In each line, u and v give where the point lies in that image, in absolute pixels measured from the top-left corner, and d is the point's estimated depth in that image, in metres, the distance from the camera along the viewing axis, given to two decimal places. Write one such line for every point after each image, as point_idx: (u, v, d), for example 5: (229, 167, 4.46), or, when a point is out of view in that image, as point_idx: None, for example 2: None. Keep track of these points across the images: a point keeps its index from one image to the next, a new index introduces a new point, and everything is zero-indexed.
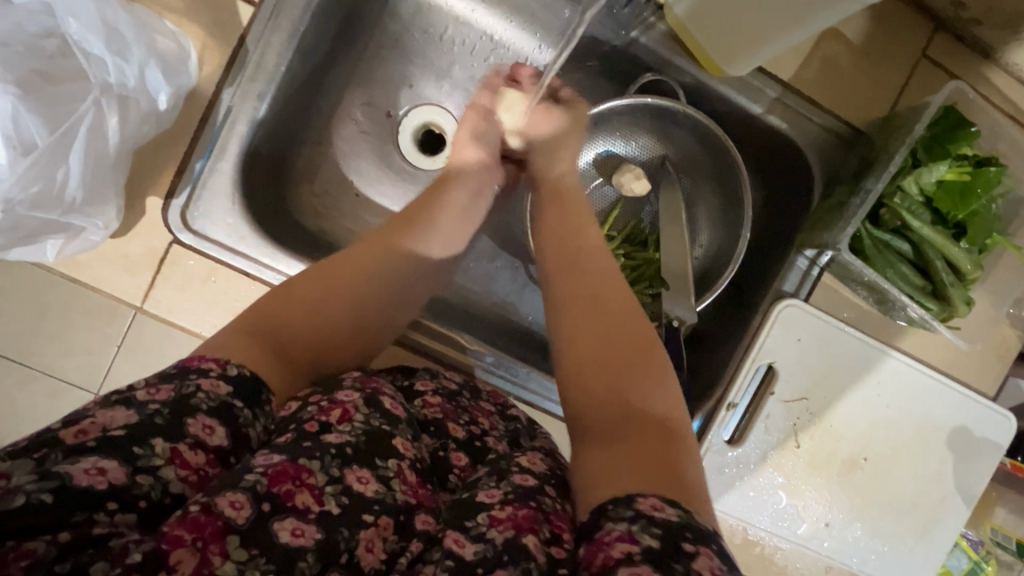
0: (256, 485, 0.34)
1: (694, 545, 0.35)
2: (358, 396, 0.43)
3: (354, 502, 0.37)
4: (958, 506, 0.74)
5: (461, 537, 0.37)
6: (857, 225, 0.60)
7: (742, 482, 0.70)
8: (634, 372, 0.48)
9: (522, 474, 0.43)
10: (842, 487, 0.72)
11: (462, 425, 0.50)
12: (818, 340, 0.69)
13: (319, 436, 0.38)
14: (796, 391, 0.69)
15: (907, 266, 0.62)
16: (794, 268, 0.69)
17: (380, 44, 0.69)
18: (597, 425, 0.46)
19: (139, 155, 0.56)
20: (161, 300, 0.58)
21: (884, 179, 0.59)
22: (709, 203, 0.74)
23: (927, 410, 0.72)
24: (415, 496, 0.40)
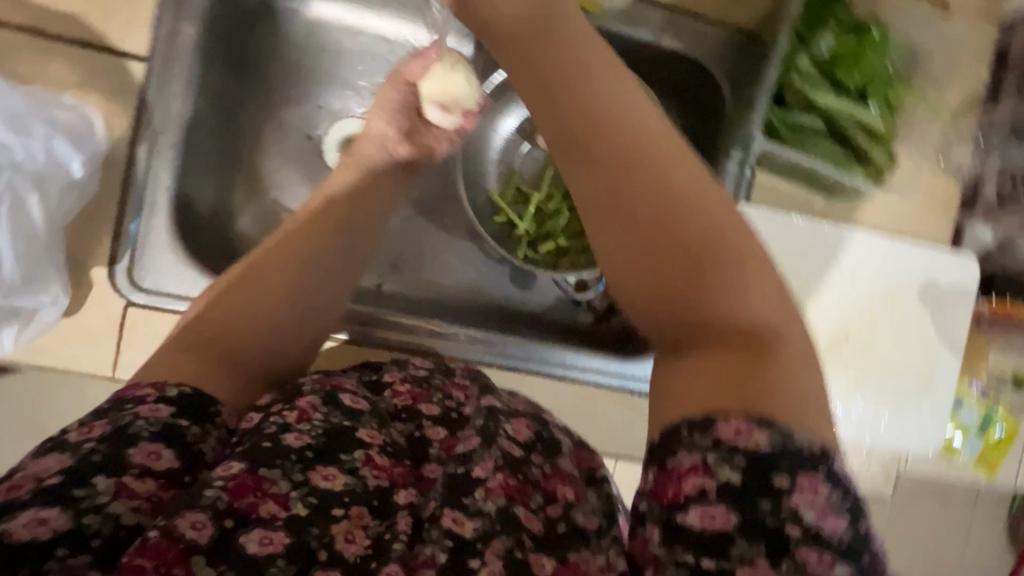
0: (217, 502, 0.36)
1: (789, 476, 0.36)
2: (315, 398, 0.43)
3: (323, 501, 0.38)
4: (949, 358, 0.75)
5: (460, 515, 0.40)
6: (764, 112, 0.62)
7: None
8: (700, 272, 0.45)
9: (508, 439, 0.44)
10: (833, 367, 0.74)
11: (436, 402, 0.49)
12: (767, 236, 0.71)
13: (278, 435, 0.40)
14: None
15: (824, 139, 0.63)
16: (727, 174, 0.70)
17: (282, 72, 0.71)
18: (673, 329, 0.46)
19: (74, 232, 0.58)
20: (132, 362, 0.60)
21: (777, 64, 0.61)
22: None
23: (892, 274, 0.74)
24: (389, 479, 0.42)
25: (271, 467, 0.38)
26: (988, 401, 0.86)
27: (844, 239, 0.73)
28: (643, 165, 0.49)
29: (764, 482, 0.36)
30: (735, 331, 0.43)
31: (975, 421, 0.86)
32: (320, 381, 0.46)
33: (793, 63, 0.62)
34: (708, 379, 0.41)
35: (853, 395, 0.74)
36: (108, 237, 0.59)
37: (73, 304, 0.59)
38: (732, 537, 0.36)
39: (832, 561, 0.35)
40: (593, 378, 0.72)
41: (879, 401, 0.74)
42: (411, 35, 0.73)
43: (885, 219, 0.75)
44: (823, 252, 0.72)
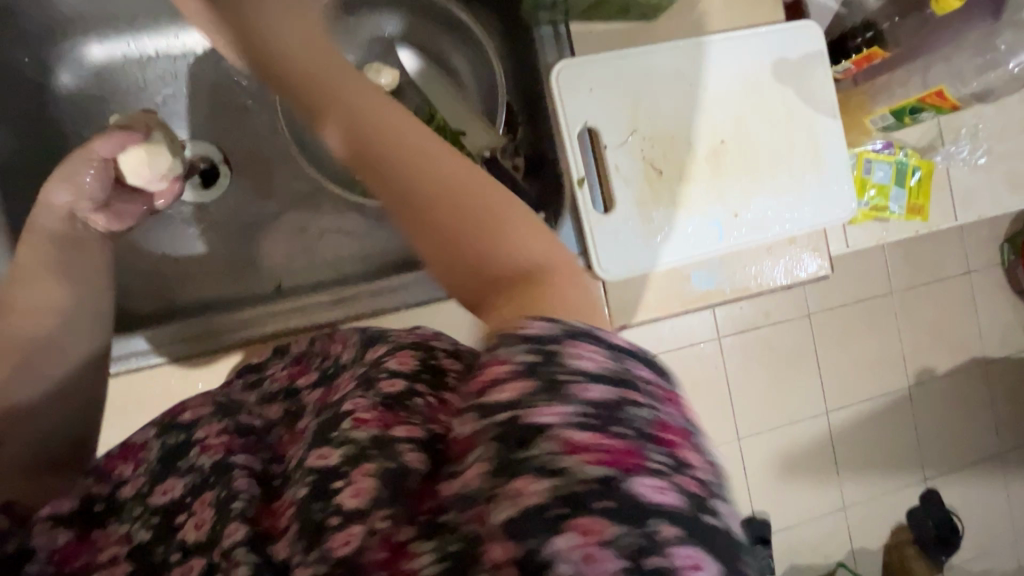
0: (43, 571, 0.35)
1: (573, 358, 0.28)
2: (151, 433, 0.44)
3: (163, 514, 0.38)
4: (827, 123, 0.76)
5: (324, 449, 0.34)
6: None
7: (641, 236, 0.70)
8: (423, 155, 0.42)
9: (374, 359, 0.41)
10: (722, 174, 0.73)
11: (314, 369, 0.48)
12: (604, 78, 0.69)
13: (114, 492, 0.41)
14: (623, 131, 0.70)
15: None
16: (543, 39, 0.70)
17: (88, 126, 0.70)
18: (405, 204, 0.42)
19: None
20: None
21: None
22: (452, 51, 0.77)
23: (737, 66, 0.73)
24: (230, 453, 0.40)
25: (105, 524, 0.39)
26: (896, 154, 0.90)
27: (680, 50, 0.72)
28: (335, 80, 0.47)
29: (558, 369, 0.28)
30: (447, 197, 0.40)
31: (891, 176, 0.89)
32: (167, 413, 0.47)
33: None
34: (437, 244, 0.40)
35: (750, 192, 0.74)
36: None
37: None
38: (540, 417, 0.26)
39: (603, 392, 0.28)
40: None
41: (778, 186, 0.75)
42: (204, 42, 0.73)
43: (711, 21, 0.75)
44: (663, 71, 0.71)
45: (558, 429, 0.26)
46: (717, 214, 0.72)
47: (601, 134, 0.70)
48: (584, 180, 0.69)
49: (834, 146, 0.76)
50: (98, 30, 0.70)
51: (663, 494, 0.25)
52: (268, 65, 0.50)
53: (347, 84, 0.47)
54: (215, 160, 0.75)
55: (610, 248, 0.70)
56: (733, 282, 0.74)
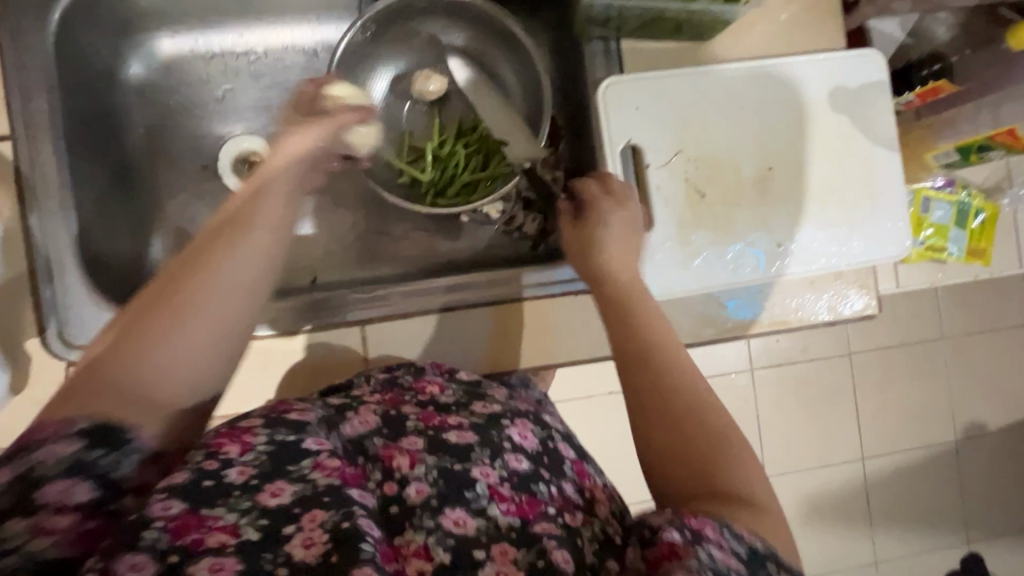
0: (158, 541, 0.37)
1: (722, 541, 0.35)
2: (258, 422, 0.47)
3: (276, 513, 0.39)
4: (886, 155, 0.73)
5: (461, 516, 0.44)
6: None
7: (673, 259, 0.69)
8: (711, 435, 0.41)
9: (511, 450, 0.49)
10: (766, 201, 0.71)
11: (413, 403, 0.54)
12: (653, 96, 0.69)
13: (220, 472, 0.41)
14: (667, 151, 0.69)
15: None
16: (593, 55, 0.70)
17: (156, 116, 0.75)
18: (679, 472, 0.40)
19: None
20: None
21: None
22: (497, 58, 0.77)
23: (792, 92, 0.72)
24: (341, 478, 0.43)
25: (213, 505, 0.39)
26: (959, 193, 0.86)
27: (734, 74, 0.70)
28: (668, 374, 0.45)
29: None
30: (713, 460, 0.40)
31: (952, 216, 0.85)
32: (271, 408, 0.51)
33: None
34: (671, 440, 0.41)
35: (795, 221, 0.71)
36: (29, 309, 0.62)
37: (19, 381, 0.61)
38: None
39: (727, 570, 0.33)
40: (549, 291, 0.70)
41: (826, 217, 0.72)
42: (266, 40, 0.76)
43: (762, 45, 0.73)
44: (715, 92, 0.70)
45: None
46: (758, 241, 0.70)
47: (645, 152, 0.69)
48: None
49: (892, 179, 0.73)
50: (171, 25, 0.73)
51: None
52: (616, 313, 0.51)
53: (662, 365, 0.45)
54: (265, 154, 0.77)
55: (640, 268, 0.69)
56: (766, 313, 0.71)
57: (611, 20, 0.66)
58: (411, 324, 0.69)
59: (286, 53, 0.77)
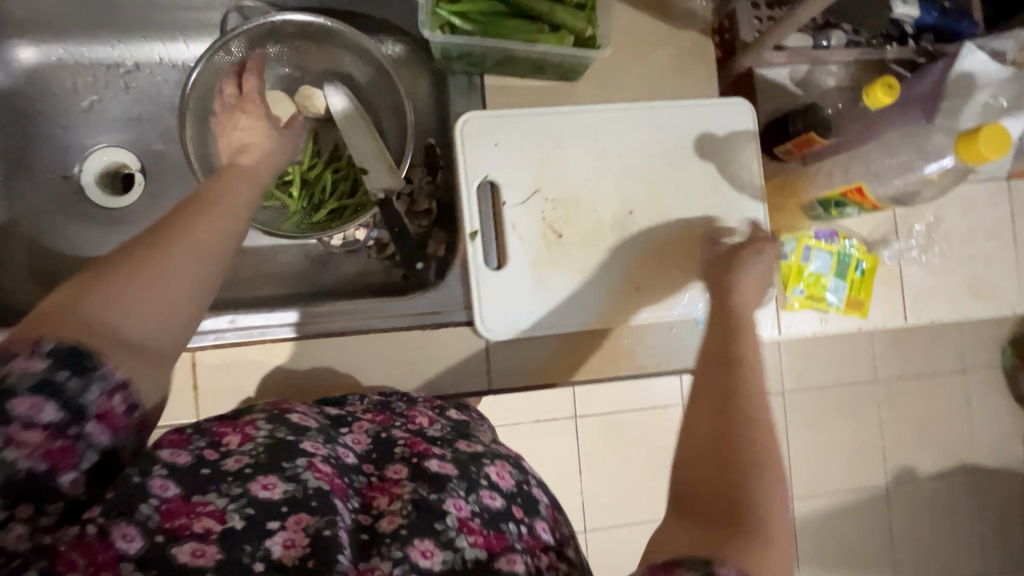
0: (149, 519, 0.35)
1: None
2: (259, 416, 0.43)
3: (262, 509, 0.36)
4: (751, 203, 0.73)
5: (428, 547, 0.39)
6: (437, 13, 0.61)
7: (522, 296, 0.68)
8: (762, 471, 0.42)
9: (488, 490, 0.45)
10: (622, 243, 0.70)
11: (401, 426, 0.52)
12: (511, 135, 0.68)
13: (215, 461, 0.38)
14: (525, 188, 0.68)
15: (513, 20, 0.62)
16: (455, 88, 0.70)
17: (21, 126, 0.74)
18: (696, 506, 0.41)
19: None
20: None
21: None
22: (370, 86, 0.76)
23: (656, 135, 0.71)
24: (330, 483, 0.40)
25: (206, 491, 0.37)
26: (839, 243, 0.84)
27: (597, 115, 0.70)
28: (744, 420, 0.44)
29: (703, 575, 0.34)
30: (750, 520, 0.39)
31: (830, 267, 0.84)
32: (273, 405, 0.48)
33: None
34: (707, 492, 0.42)
35: (650, 264, 0.70)
36: None
37: None
38: None
39: None
40: (401, 322, 0.69)
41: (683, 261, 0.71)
42: (139, 56, 0.76)
43: (632, 88, 0.74)
44: (580, 133, 0.70)
45: None
46: (610, 283, 0.69)
47: (503, 189, 0.68)
48: (475, 231, 0.67)
49: (750, 231, 0.71)
50: (41, 38, 0.73)
51: None
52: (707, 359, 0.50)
53: (747, 403, 0.46)
54: (133, 168, 0.76)
55: (486, 304, 0.67)
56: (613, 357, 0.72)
57: (467, 55, 0.65)
58: (252, 349, 0.67)
59: (159, 68, 0.76)
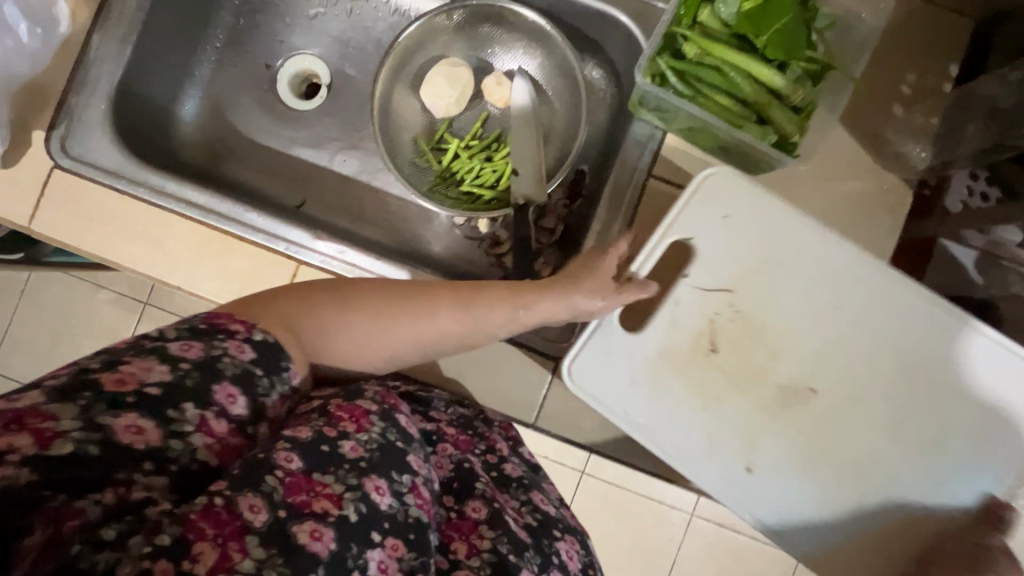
0: (273, 492, 0.37)
1: None
2: (374, 406, 0.46)
3: (373, 519, 0.39)
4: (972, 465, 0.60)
5: None
6: (658, 63, 0.60)
7: (630, 402, 0.61)
8: None
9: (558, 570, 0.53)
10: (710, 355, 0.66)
11: (480, 459, 0.59)
12: (735, 217, 0.61)
13: (335, 441, 0.42)
14: (708, 285, 0.61)
15: (728, 98, 0.60)
16: (635, 134, 0.68)
17: (252, 8, 0.81)
18: None
19: (21, 98, 0.67)
20: (47, 219, 0.67)
21: (672, 18, 0.60)
22: (555, 98, 0.77)
23: (896, 328, 0.60)
24: (425, 511, 0.43)
25: (324, 472, 0.40)
26: None
27: (850, 266, 0.61)
28: None
29: None
30: None
31: None
32: (383, 394, 0.49)
33: (699, 20, 0.60)
34: None
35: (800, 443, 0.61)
36: (51, 103, 0.68)
37: (13, 159, 0.67)
38: None
39: None
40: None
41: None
42: None
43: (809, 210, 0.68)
44: (795, 264, 0.61)
45: None
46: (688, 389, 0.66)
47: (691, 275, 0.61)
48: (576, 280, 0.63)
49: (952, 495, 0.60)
50: None
51: None
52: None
53: None
54: (324, 81, 0.83)
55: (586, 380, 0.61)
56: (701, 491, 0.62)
57: (658, 109, 0.63)
58: None
59: (381, 6, 0.81)
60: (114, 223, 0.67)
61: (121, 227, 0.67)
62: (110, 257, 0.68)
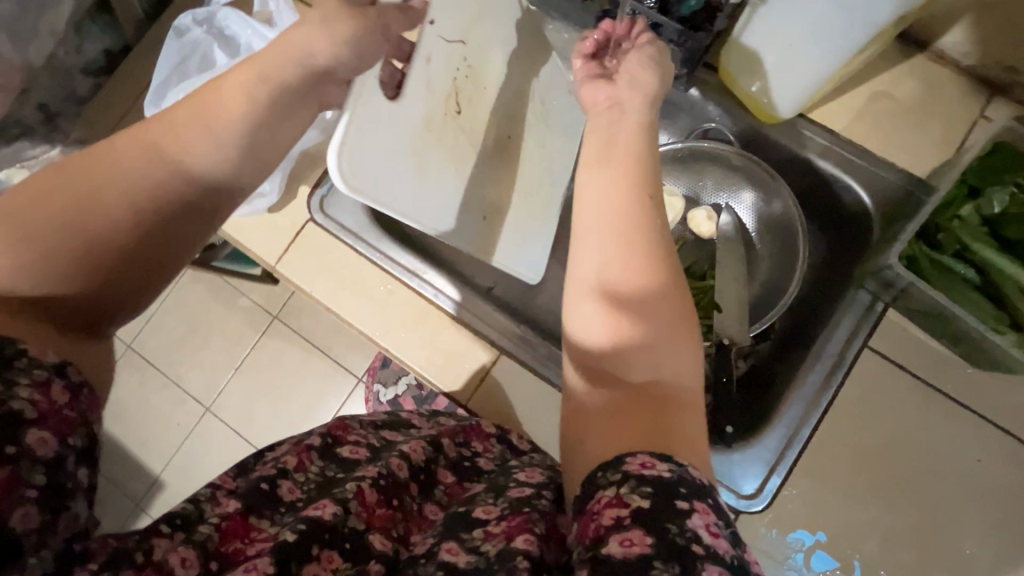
0: (207, 541, 0.39)
1: (688, 500, 0.34)
2: (316, 444, 0.52)
3: (315, 528, 0.40)
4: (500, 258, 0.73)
5: (455, 547, 0.41)
6: (908, 244, 0.60)
7: (399, 127, 0.58)
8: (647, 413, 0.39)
9: (520, 488, 0.48)
10: (893, 530, 0.64)
11: (457, 448, 0.61)
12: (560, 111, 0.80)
13: (275, 480, 0.47)
14: (454, 30, 0.63)
15: (977, 293, 0.59)
16: (854, 303, 0.68)
17: None
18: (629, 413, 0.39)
19: (301, 158, 0.77)
20: (289, 262, 0.75)
21: (936, 203, 0.60)
22: (767, 242, 0.78)
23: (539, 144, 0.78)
24: (370, 516, 0.44)
25: (259, 517, 0.43)
26: None
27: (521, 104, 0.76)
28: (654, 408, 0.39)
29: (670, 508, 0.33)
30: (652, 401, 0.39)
31: None
32: (328, 428, 0.56)
33: (958, 212, 0.61)
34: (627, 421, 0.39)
35: (456, 133, 0.66)
36: (322, 165, 0.77)
37: (278, 205, 0.76)
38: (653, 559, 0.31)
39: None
40: None
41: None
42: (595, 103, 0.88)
43: None
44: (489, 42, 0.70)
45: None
46: (846, 552, 0.63)
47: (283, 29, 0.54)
48: (773, 423, 0.66)
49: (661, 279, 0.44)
50: None
51: None
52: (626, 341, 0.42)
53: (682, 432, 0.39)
54: None
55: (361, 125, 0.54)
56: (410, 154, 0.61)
57: (895, 288, 0.63)
58: (530, 382, 0.72)
59: None
60: (346, 277, 0.75)
61: (351, 284, 0.74)
62: (337, 310, 0.75)
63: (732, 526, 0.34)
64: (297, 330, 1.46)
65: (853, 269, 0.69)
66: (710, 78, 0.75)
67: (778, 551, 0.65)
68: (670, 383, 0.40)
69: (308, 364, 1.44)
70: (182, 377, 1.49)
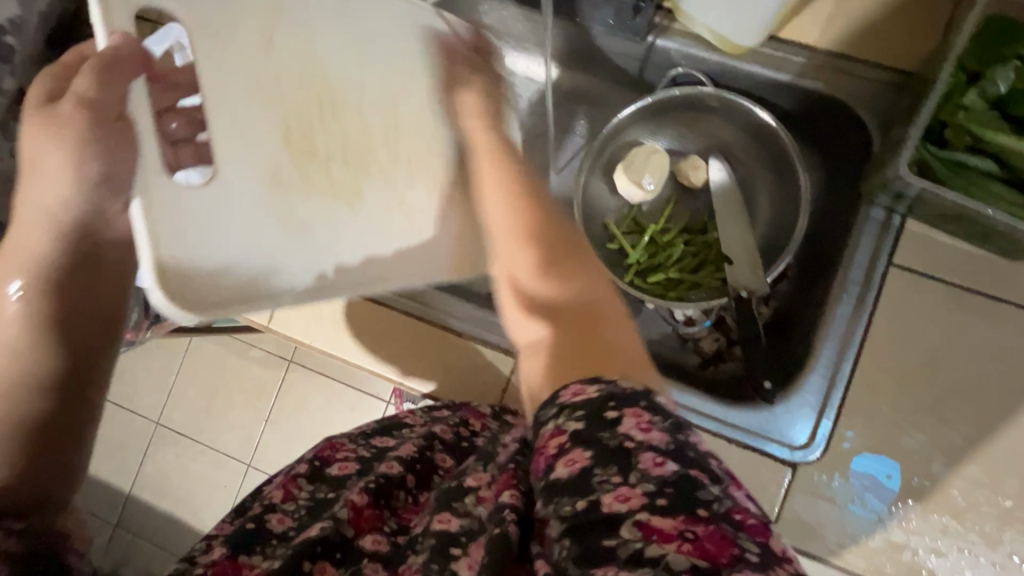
0: None
1: (619, 409, 0.35)
2: (305, 476, 0.52)
3: (307, 544, 0.43)
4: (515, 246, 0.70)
5: (446, 516, 0.41)
6: (914, 150, 0.56)
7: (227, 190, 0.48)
8: (577, 339, 0.42)
9: (507, 450, 0.46)
10: (957, 445, 0.61)
11: (451, 427, 0.57)
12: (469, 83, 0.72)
13: (261, 518, 0.49)
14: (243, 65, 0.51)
15: (997, 183, 0.55)
16: (868, 221, 0.64)
17: None
18: (572, 353, 0.41)
19: None
20: (279, 318, 0.73)
21: (936, 98, 0.55)
22: (765, 178, 0.74)
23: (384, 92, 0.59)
24: (359, 522, 0.45)
25: (250, 554, 0.45)
26: None
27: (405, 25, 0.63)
28: (602, 334, 0.43)
29: (604, 412, 0.35)
30: (583, 316, 0.45)
31: None
32: (318, 452, 0.56)
33: (960, 102, 0.56)
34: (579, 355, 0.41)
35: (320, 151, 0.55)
36: None
37: None
38: (593, 467, 0.33)
39: (670, 460, 0.32)
40: (705, 424, 0.64)
41: (1019, 498, 0.59)
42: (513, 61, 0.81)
43: None
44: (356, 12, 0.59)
45: (635, 504, 0.31)
46: (915, 477, 0.61)
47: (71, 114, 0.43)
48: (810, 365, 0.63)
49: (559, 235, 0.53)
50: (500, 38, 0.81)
51: (662, 467, 0.32)
52: (561, 281, 0.48)
53: (612, 335, 0.43)
54: None
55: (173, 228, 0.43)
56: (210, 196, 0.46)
57: (908, 198, 0.59)
58: None
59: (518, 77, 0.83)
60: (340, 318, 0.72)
61: (347, 323, 0.72)
62: (340, 352, 0.72)
63: (676, 416, 0.35)
64: (314, 368, 1.44)
65: (860, 183, 0.65)
66: (665, 20, 0.70)
67: (847, 494, 0.61)
68: (575, 305, 0.46)
69: (334, 399, 1.42)
70: (216, 441, 1.49)
